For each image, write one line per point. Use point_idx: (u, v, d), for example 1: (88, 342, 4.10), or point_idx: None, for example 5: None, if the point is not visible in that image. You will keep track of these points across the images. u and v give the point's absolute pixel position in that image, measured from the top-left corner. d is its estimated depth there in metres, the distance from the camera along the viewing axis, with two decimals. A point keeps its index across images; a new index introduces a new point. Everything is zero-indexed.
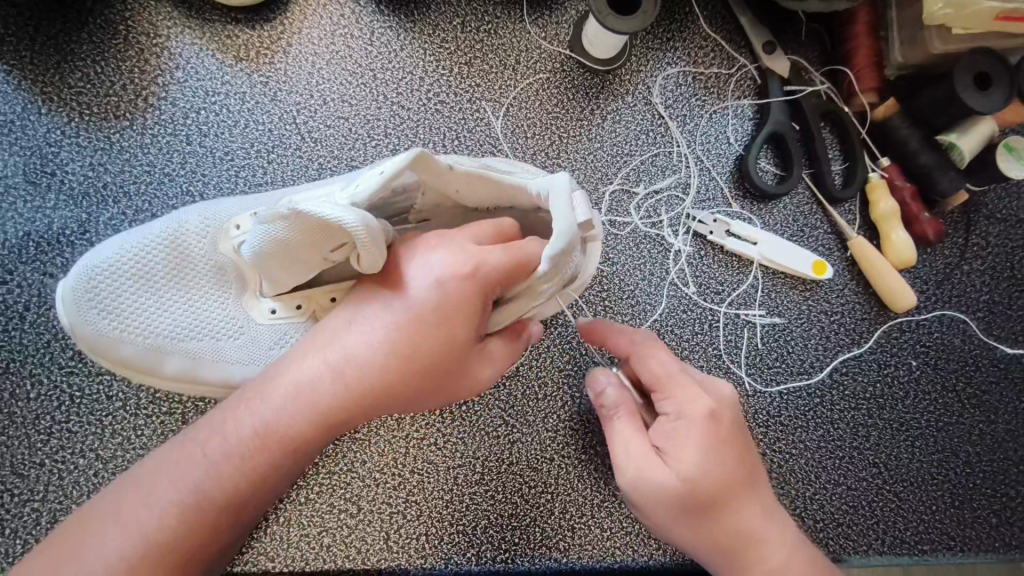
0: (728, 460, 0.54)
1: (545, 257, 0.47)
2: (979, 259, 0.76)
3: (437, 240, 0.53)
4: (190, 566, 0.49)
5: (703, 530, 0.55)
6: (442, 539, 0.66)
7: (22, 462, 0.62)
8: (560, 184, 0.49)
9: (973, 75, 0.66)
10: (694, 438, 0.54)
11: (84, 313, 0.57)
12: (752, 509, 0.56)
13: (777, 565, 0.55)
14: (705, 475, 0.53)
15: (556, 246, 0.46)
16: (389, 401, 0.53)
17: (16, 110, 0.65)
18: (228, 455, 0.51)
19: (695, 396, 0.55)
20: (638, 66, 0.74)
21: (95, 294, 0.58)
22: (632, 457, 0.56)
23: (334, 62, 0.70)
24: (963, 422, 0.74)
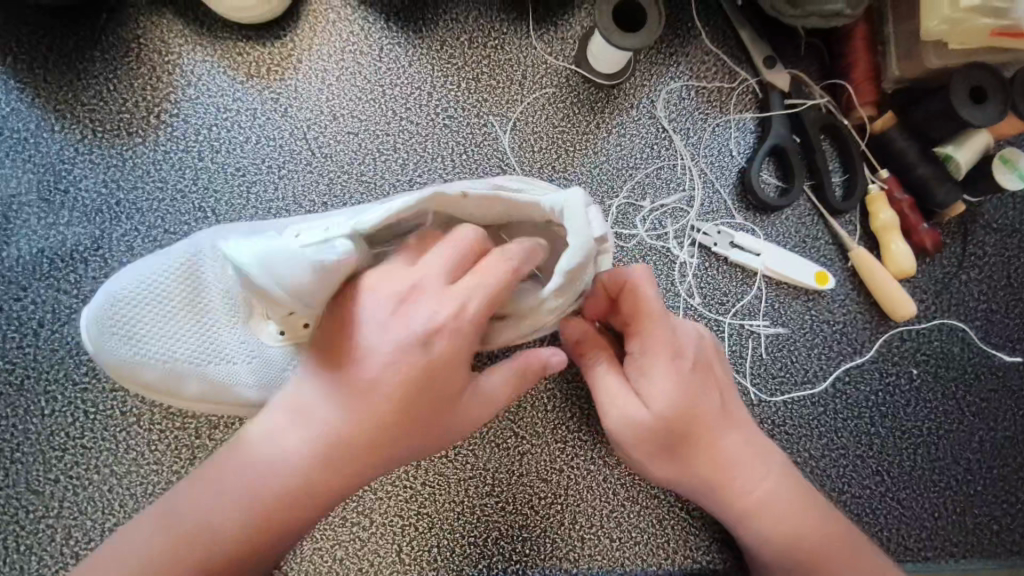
0: (696, 394, 0.58)
1: (560, 268, 0.49)
2: (976, 269, 0.77)
3: (411, 291, 0.51)
4: None
5: (684, 463, 0.58)
6: (454, 550, 0.67)
7: (38, 478, 0.62)
8: (575, 198, 0.50)
9: (968, 88, 0.68)
10: (664, 371, 0.57)
11: (107, 340, 0.58)
12: (731, 439, 0.59)
13: (758, 493, 0.59)
14: (678, 409, 0.57)
15: (572, 258, 0.48)
16: (384, 454, 0.52)
17: (30, 128, 0.66)
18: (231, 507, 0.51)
19: (665, 334, 0.58)
20: (642, 81, 0.75)
21: (116, 320, 0.58)
22: (610, 398, 0.59)
23: (343, 78, 0.71)
24: (963, 429, 0.75)
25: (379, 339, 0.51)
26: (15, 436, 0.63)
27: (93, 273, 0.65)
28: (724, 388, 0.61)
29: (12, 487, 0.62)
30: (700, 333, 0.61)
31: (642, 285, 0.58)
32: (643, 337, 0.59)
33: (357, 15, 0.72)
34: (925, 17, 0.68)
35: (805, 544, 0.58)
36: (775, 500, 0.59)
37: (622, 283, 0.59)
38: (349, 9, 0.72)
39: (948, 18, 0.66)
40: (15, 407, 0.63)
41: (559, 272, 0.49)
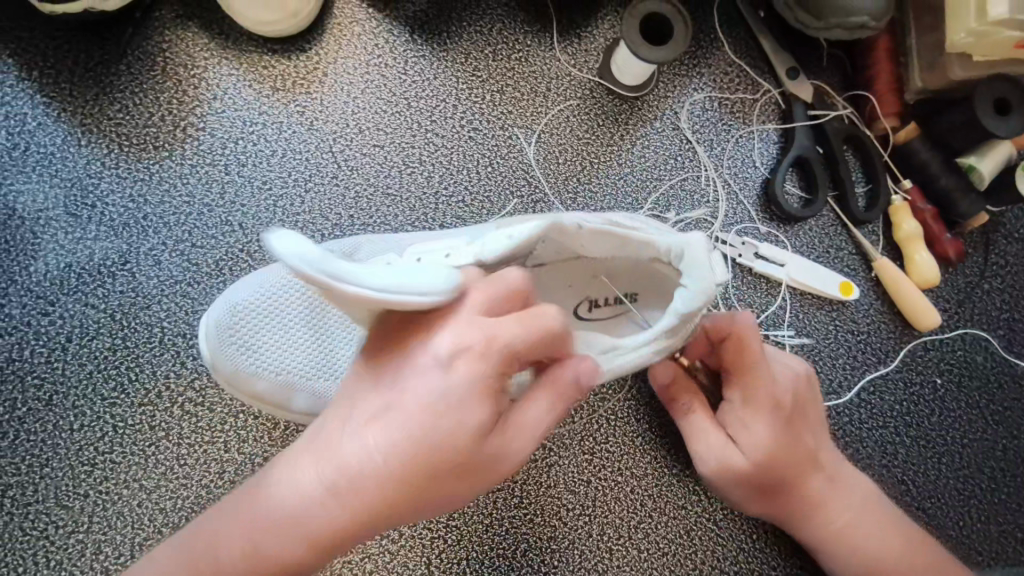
0: (790, 437, 0.61)
1: (673, 310, 0.47)
2: (998, 278, 0.78)
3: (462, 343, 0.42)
4: None
5: (779, 501, 0.63)
6: (483, 563, 0.67)
7: (66, 493, 0.62)
8: (696, 241, 0.48)
9: (991, 99, 0.68)
10: (764, 420, 0.61)
11: (225, 352, 0.59)
12: (822, 474, 0.63)
13: (847, 520, 0.63)
14: (775, 452, 0.61)
15: (688, 301, 0.46)
16: (405, 508, 0.43)
17: (57, 142, 0.66)
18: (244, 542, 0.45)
19: (766, 383, 0.61)
20: (665, 92, 0.75)
21: (234, 330, 0.59)
22: (708, 443, 0.62)
23: (368, 91, 0.71)
24: (987, 438, 0.75)
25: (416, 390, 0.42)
26: (43, 452, 0.62)
27: (121, 288, 0.65)
28: (816, 425, 0.63)
29: (41, 503, 0.62)
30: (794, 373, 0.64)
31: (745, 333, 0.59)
32: (745, 385, 0.61)
33: (382, 27, 0.72)
34: (951, 29, 0.69)
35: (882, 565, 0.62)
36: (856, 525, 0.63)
37: (723, 329, 0.60)
38: (374, 21, 0.72)
39: (975, 30, 0.66)
40: (43, 422, 0.63)
41: (669, 314, 0.47)
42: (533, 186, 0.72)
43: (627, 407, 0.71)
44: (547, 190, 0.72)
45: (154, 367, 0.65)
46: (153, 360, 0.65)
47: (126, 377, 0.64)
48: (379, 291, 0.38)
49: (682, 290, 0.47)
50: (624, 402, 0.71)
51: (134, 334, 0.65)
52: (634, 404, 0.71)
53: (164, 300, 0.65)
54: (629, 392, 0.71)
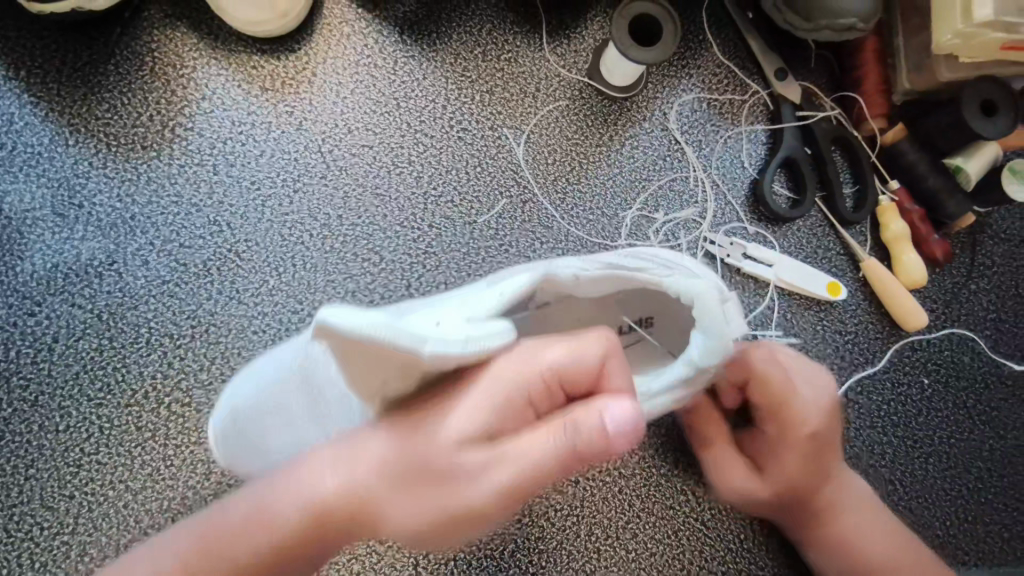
0: (811, 463, 0.62)
1: (687, 358, 0.49)
2: (985, 279, 0.78)
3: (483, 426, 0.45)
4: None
5: (792, 515, 0.65)
6: (471, 563, 0.67)
7: (52, 494, 0.62)
8: (706, 295, 0.48)
9: (978, 101, 0.69)
10: (791, 448, 0.62)
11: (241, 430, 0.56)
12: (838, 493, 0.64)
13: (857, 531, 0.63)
14: (793, 476, 0.62)
15: (704, 346, 0.49)
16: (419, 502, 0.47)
17: (43, 142, 0.66)
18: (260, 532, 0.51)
19: (794, 412, 0.61)
20: (654, 93, 0.76)
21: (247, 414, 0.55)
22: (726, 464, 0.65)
23: (358, 91, 0.71)
24: (974, 437, 0.76)
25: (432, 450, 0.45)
26: (29, 452, 0.62)
27: (108, 288, 0.65)
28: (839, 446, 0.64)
29: (26, 504, 0.61)
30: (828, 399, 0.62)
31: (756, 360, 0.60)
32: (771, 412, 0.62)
33: (372, 28, 0.72)
34: (938, 30, 0.69)
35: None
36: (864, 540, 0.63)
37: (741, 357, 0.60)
38: (363, 22, 0.72)
39: (960, 32, 0.67)
40: (28, 423, 0.63)
41: (682, 363, 0.50)
42: (523, 186, 0.72)
43: None
44: (536, 191, 0.72)
45: (141, 367, 0.64)
46: (140, 360, 0.65)
47: (113, 377, 0.64)
48: (460, 348, 0.41)
49: (698, 340, 0.49)
50: None
51: (121, 334, 0.65)
52: None
53: (152, 300, 0.65)
54: None
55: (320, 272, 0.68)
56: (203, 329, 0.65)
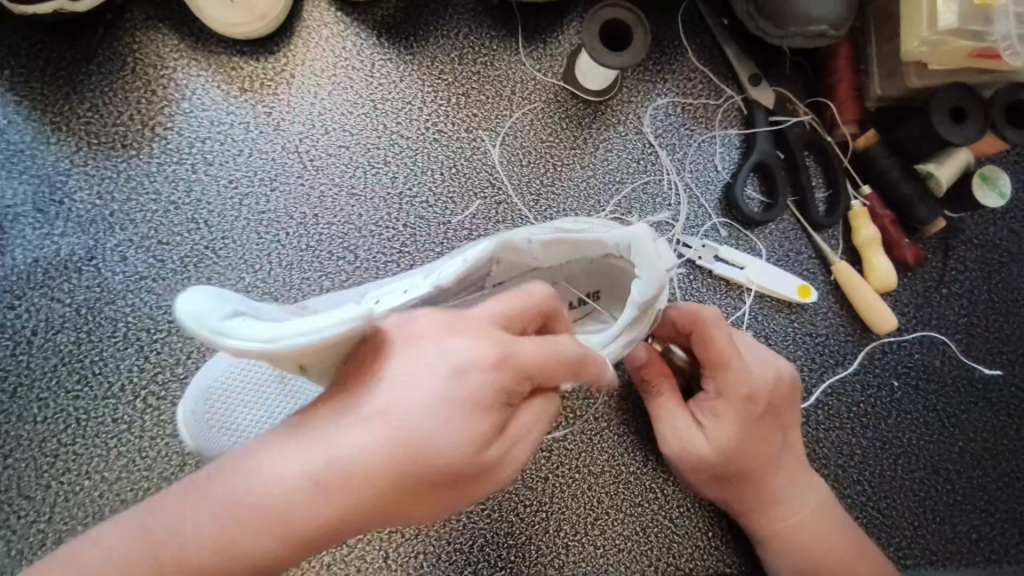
0: (757, 437, 0.63)
1: (633, 301, 0.55)
2: (957, 283, 0.79)
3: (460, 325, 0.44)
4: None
5: (737, 491, 0.64)
6: (440, 557, 0.68)
7: (29, 484, 0.63)
8: (642, 234, 0.53)
9: (948, 108, 0.69)
10: (731, 413, 0.62)
11: (207, 436, 0.62)
12: (782, 471, 0.64)
13: (795, 515, 0.64)
14: (739, 448, 0.62)
15: (645, 291, 0.54)
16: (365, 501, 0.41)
17: (26, 140, 0.68)
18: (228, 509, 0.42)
19: (736, 376, 0.62)
20: (629, 97, 0.77)
21: (211, 416, 0.62)
22: (671, 431, 0.64)
23: (335, 93, 0.72)
24: (943, 440, 0.76)
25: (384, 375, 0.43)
26: (7, 443, 0.64)
27: (86, 283, 0.67)
28: (787, 426, 0.65)
29: (3, 493, 0.63)
30: (778, 372, 0.64)
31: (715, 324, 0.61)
32: (720, 377, 0.62)
33: (350, 31, 0.73)
34: (906, 38, 0.70)
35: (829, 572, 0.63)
36: (822, 536, 0.64)
37: (695, 316, 0.62)
38: (341, 25, 0.73)
39: (927, 39, 0.68)
40: (7, 414, 0.64)
41: (632, 305, 0.55)
42: (497, 187, 0.73)
43: (586, 404, 0.72)
44: (510, 192, 0.73)
45: (117, 361, 0.66)
46: (117, 354, 0.66)
47: (89, 371, 0.65)
48: (262, 341, 0.38)
49: (638, 280, 0.54)
50: (583, 401, 0.72)
51: (99, 328, 0.66)
52: (591, 401, 0.72)
53: (129, 295, 0.67)
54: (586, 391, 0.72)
55: (296, 270, 0.69)
56: (179, 324, 0.67)
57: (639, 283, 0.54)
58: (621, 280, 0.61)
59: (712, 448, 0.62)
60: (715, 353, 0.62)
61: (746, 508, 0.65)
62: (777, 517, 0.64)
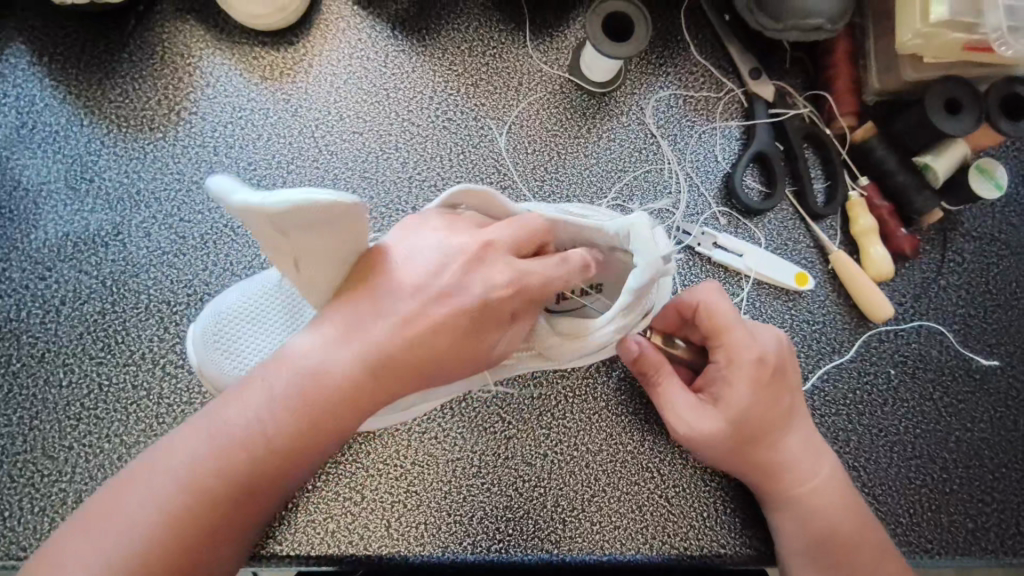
0: (768, 403, 0.65)
1: (628, 289, 0.57)
2: (955, 275, 0.80)
3: (483, 253, 0.54)
4: (213, 500, 0.48)
5: (749, 461, 0.66)
6: (441, 528, 0.70)
7: (53, 444, 0.67)
8: (639, 222, 0.58)
9: (942, 99, 0.71)
10: (741, 379, 0.64)
11: (207, 356, 0.63)
12: (791, 439, 0.66)
13: (808, 482, 0.66)
14: (751, 414, 0.64)
15: (639, 279, 0.56)
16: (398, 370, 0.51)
17: (61, 122, 0.72)
18: (273, 404, 0.49)
19: (743, 343, 0.64)
20: (632, 89, 0.79)
21: (215, 336, 0.63)
22: (683, 403, 0.65)
23: (350, 82, 0.76)
24: (940, 429, 0.77)
25: (404, 274, 0.53)
26: (34, 405, 0.67)
27: (113, 257, 0.71)
28: (794, 394, 0.67)
29: (29, 452, 0.66)
30: (780, 337, 0.67)
31: (711, 300, 0.66)
32: (727, 347, 0.65)
33: (366, 23, 0.77)
34: (899, 32, 0.71)
35: (846, 539, 0.65)
36: (835, 503, 0.66)
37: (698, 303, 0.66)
38: (358, 18, 0.77)
39: (920, 32, 0.69)
40: (35, 378, 0.68)
41: (626, 291, 0.57)
42: (502, 173, 0.76)
43: (585, 383, 0.74)
44: (515, 177, 0.76)
45: (139, 331, 0.69)
46: (139, 324, 0.69)
47: (113, 340, 0.69)
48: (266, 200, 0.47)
49: (635, 268, 0.57)
50: (582, 381, 0.74)
51: (123, 299, 0.70)
52: (591, 381, 0.74)
53: (152, 269, 0.71)
54: (586, 371, 0.74)
55: None
56: (198, 297, 0.70)
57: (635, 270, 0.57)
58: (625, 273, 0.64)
59: (725, 415, 0.64)
60: (718, 321, 0.65)
61: (760, 477, 0.67)
62: (791, 484, 0.66)
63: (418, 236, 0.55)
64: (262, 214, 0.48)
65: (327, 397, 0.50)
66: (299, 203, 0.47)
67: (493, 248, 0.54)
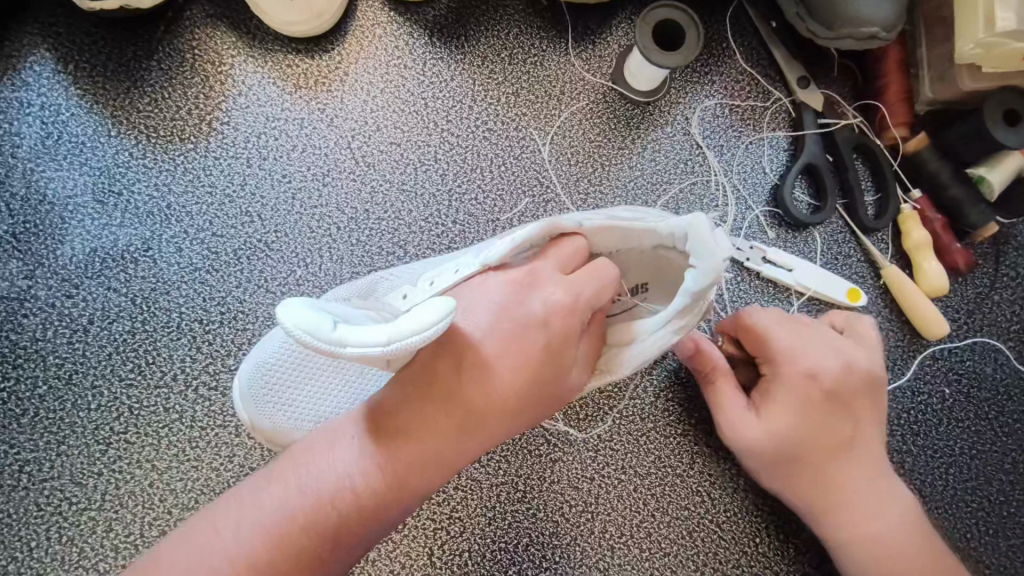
0: (825, 423, 0.62)
1: (684, 290, 0.52)
2: (1009, 290, 0.77)
3: (532, 278, 0.54)
4: (299, 556, 0.49)
5: (804, 478, 0.63)
6: (485, 556, 0.68)
7: (81, 471, 0.64)
8: (698, 221, 0.52)
9: (1002, 110, 0.69)
10: (793, 396, 0.62)
11: (252, 408, 0.61)
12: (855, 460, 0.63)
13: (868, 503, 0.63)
14: (798, 430, 0.62)
15: (698, 280, 0.52)
16: (489, 422, 0.51)
17: (87, 132, 0.69)
18: (363, 462, 0.50)
19: (794, 364, 0.63)
20: (677, 98, 0.77)
21: (259, 389, 0.61)
22: (733, 415, 0.64)
23: (387, 91, 0.73)
24: (995, 450, 0.75)
25: (470, 320, 0.52)
26: (61, 430, 0.64)
27: (142, 273, 0.68)
28: (858, 413, 0.64)
29: (56, 479, 0.63)
30: (848, 362, 0.64)
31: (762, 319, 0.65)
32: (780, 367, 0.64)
33: (403, 30, 0.74)
34: (957, 42, 0.69)
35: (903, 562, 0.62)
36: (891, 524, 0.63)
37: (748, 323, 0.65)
38: (395, 24, 0.74)
39: (982, 42, 0.67)
40: (62, 401, 0.65)
41: (681, 293, 0.53)
42: (545, 186, 0.73)
43: (633, 404, 0.71)
44: (558, 190, 0.74)
45: (171, 351, 0.66)
46: (170, 344, 0.67)
47: (144, 360, 0.66)
48: (380, 347, 0.43)
49: (693, 269, 0.52)
50: (629, 402, 0.72)
51: (153, 318, 0.67)
52: (640, 403, 0.72)
53: (184, 286, 0.68)
54: (633, 392, 0.72)
55: (346, 264, 0.69)
56: (232, 316, 0.67)
57: (693, 271, 0.52)
58: (671, 274, 0.59)
59: (772, 429, 0.62)
60: (768, 342, 0.64)
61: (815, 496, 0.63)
62: (850, 506, 0.63)
63: (480, 290, 0.53)
64: (376, 356, 0.43)
65: (419, 445, 0.51)
66: (417, 342, 0.43)
67: (540, 274, 0.54)
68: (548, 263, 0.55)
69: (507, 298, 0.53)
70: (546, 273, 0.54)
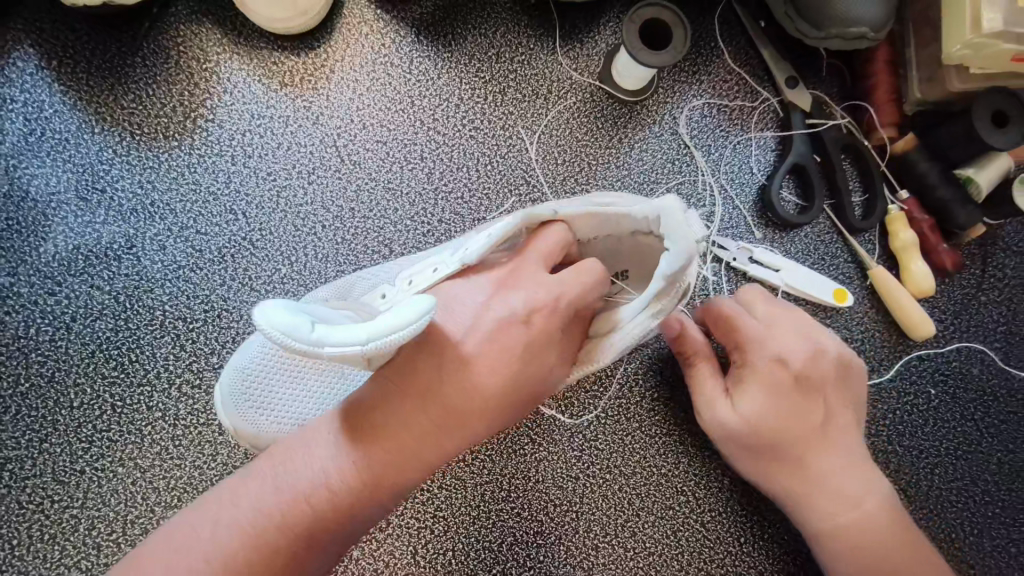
0: (802, 411, 0.62)
1: (661, 274, 0.52)
2: (996, 291, 0.77)
3: (514, 276, 0.54)
4: (275, 553, 0.49)
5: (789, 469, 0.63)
6: (469, 555, 0.68)
7: (63, 468, 0.63)
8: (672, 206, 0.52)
9: (989, 111, 0.69)
10: (768, 383, 0.62)
11: (232, 413, 0.61)
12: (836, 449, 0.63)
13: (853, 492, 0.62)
14: (776, 418, 0.62)
15: (672, 263, 0.51)
16: (464, 419, 0.51)
17: (71, 129, 0.69)
18: (339, 460, 0.50)
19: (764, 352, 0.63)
20: (665, 98, 0.77)
21: (239, 395, 0.61)
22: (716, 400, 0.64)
23: (374, 89, 0.73)
24: (981, 451, 0.75)
25: (453, 315, 0.52)
26: (43, 428, 0.64)
27: (126, 270, 0.67)
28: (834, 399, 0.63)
29: (37, 477, 0.63)
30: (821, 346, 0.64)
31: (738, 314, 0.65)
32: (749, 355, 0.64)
33: (389, 28, 0.74)
34: (946, 43, 0.69)
35: (878, 551, 0.61)
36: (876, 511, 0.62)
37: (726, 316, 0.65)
38: (381, 22, 0.74)
39: (970, 43, 0.67)
40: (43, 399, 0.64)
41: (657, 278, 0.52)
42: (532, 185, 0.73)
43: (619, 404, 0.71)
44: (544, 189, 0.73)
45: (154, 349, 0.66)
46: (153, 342, 0.66)
47: (127, 358, 0.66)
48: (359, 345, 0.42)
49: (667, 252, 0.51)
50: (614, 401, 0.71)
51: (136, 316, 0.67)
52: (626, 403, 0.71)
53: (168, 284, 0.68)
54: (619, 391, 0.72)
55: (331, 263, 0.69)
56: (216, 314, 0.67)
57: (669, 253, 0.51)
58: (652, 261, 0.59)
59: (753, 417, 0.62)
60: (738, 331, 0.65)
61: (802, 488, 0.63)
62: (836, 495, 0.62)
63: (460, 288, 0.54)
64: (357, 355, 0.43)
65: (394, 442, 0.51)
66: (397, 339, 0.43)
67: (521, 268, 0.54)
68: (530, 256, 0.55)
69: (487, 296, 0.53)
70: (528, 265, 0.54)
